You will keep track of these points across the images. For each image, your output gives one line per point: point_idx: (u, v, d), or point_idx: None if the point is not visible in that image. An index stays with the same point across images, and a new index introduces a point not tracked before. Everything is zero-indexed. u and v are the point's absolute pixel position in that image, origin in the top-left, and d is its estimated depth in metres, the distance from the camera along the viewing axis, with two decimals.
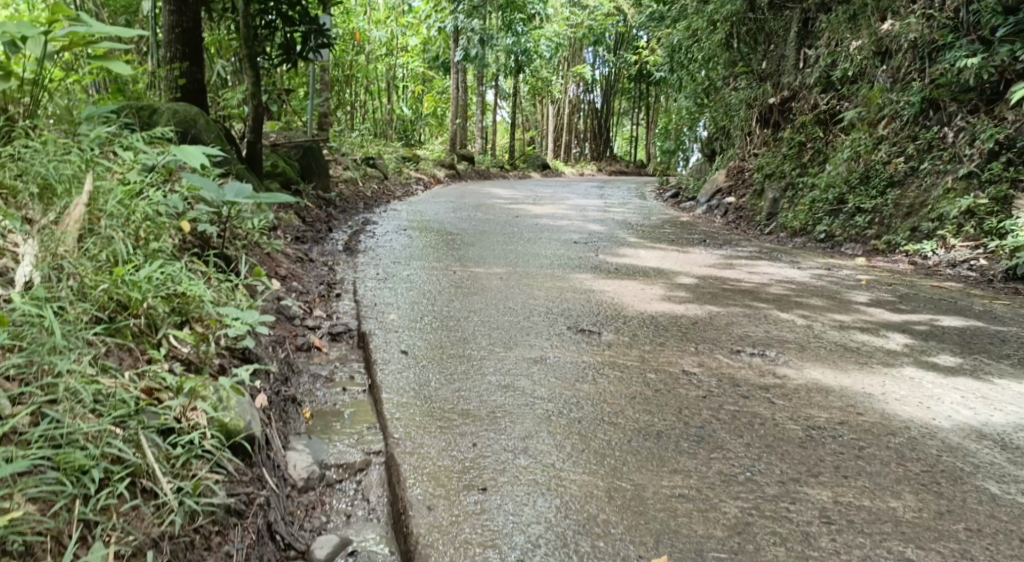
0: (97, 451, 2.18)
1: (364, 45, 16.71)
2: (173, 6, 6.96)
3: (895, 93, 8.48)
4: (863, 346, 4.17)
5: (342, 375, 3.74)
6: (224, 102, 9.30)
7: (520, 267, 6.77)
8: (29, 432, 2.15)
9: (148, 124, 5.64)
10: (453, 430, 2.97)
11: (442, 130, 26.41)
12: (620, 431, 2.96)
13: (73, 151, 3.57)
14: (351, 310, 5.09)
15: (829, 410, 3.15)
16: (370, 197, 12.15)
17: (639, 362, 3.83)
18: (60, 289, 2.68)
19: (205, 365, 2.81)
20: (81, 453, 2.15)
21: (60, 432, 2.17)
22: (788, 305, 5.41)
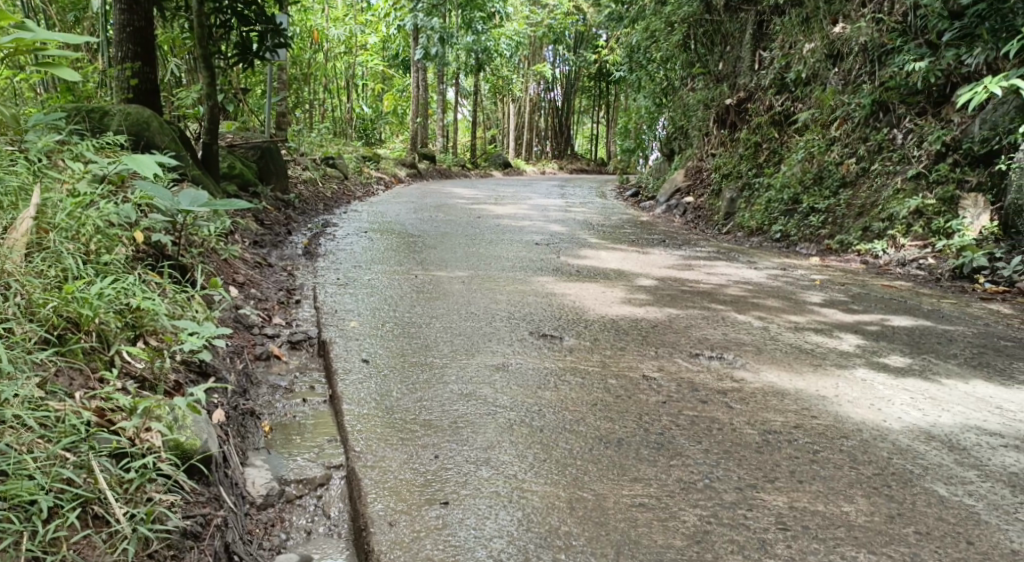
0: (45, 480, 2.14)
1: (322, 44, 16.56)
2: (124, 5, 6.82)
3: (847, 95, 8.64)
4: (817, 347, 4.25)
5: (302, 386, 3.71)
6: (179, 103, 9.15)
7: (482, 270, 6.77)
8: None
9: (99, 127, 5.54)
10: (414, 442, 2.97)
11: (402, 129, 26.28)
12: (581, 439, 2.98)
13: (19, 163, 3.52)
14: (310, 317, 5.04)
15: (785, 414, 3.21)
16: (329, 198, 12.05)
17: (600, 368, 3.86)
18: (7, 309, 2.63)
19: (160, 381, 2.77)
20: (28, 484, 2.11)
21: (6, 463, 2.13)
22: (745, 306, 5.49)
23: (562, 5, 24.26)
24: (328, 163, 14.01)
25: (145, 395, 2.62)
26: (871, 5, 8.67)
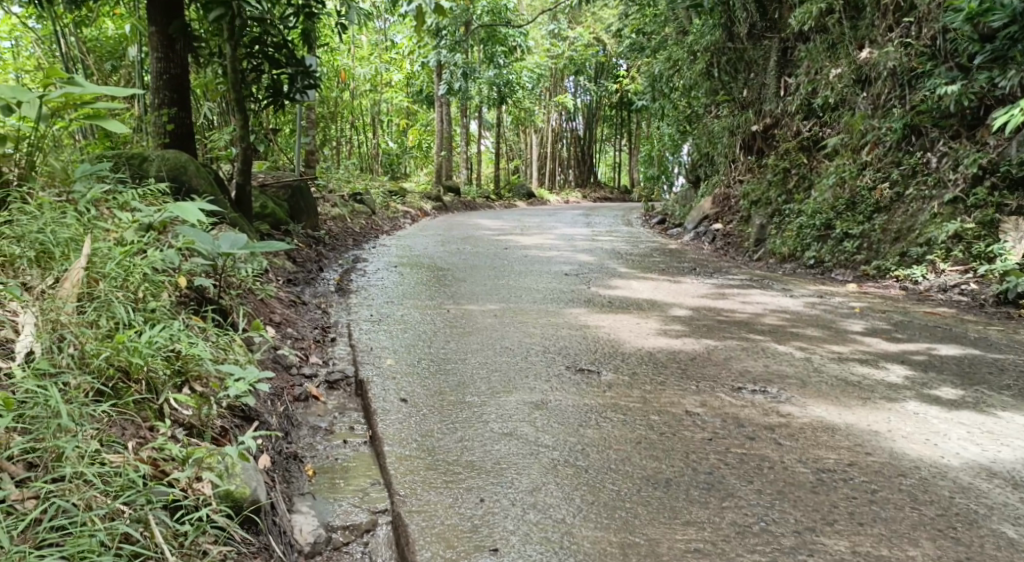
0: (104, 535, 2.11)
1: (348, 82, 16.79)
2: (160, 52, 6.97)
3: (877, 120, 8.57)
4: (864, 379, 4.16)
5: (342, 426, 3.69)
6: (212, 144, 9.31)
7: (513, 303, 6.74)
8: (38, 526, 2.09)
9: (137, 172, 5.65)
10: (458, 485, 2.93)
11: (427, 162, 26.49)
12: (628, 480, 2.93)
13: (69, 214, 3.60)
14: (346, 355, 5.04)
15: (837, 451, 3.13)
16: (358, 233, 12.13)
17: (641, 404, 3.79)
18: (62, 360, 2.65)
19: (206, 428, 2.79)
20: (89, 540, 2.08)
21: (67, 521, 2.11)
22: (784, 336, 5.41)
23: (582, 36, 24.36)
24: (356, 198, 14.14)
25: (195, 444, 2.63)
26: (898, 29, 8.55)
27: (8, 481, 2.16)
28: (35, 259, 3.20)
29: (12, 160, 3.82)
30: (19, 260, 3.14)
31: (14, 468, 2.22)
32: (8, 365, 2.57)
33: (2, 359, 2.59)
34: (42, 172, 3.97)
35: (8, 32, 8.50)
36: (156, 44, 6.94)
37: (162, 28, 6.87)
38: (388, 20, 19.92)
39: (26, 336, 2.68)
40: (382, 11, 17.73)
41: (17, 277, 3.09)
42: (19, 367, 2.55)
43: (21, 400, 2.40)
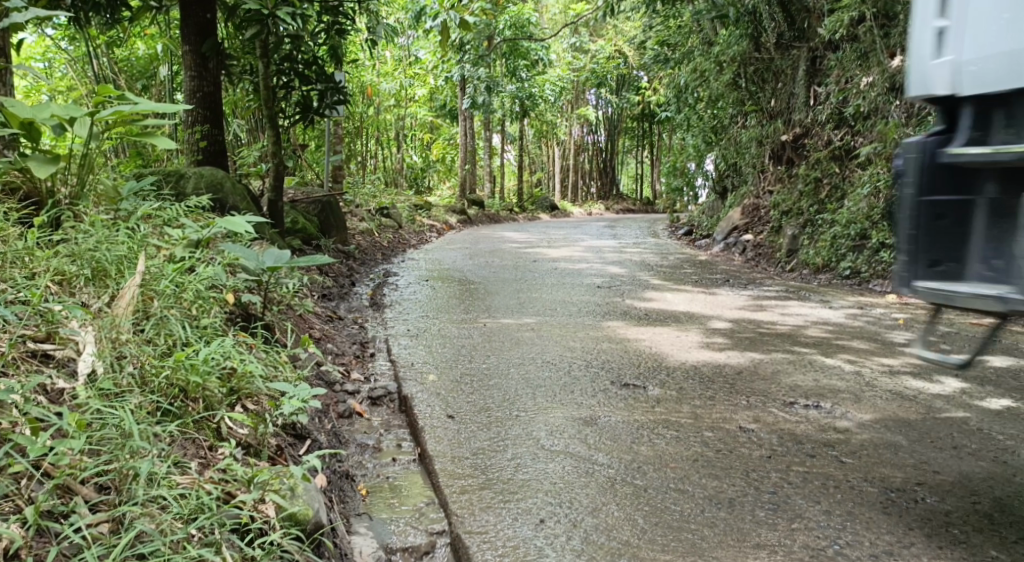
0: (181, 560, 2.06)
1: (373, 98, 16.86)
2: (194, 71, 7.03)
3: (911, 128, 8.42)
4: (919, 393, 4.05)
5: (390, 443, 3.64)
6: (243, 161, 9.38)
7: (549, 316, 6.68)
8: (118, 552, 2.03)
9: (175, 190, 5.69)
10: (516, 504, 2.88)
11: (450, 176, 26.55)
12: (690, 500, 2.86)
13: (121, 232, 3.63)
14: (387, 371, 4.99)
15: (903, 469, 3.05)
16: (387, 247, 12.14)
17: (693, 420, 3.70)
18: (124, 379, 2.66)
19: (263, 447, 2.79)
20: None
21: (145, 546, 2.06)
22: (829, 349, 5.29)
23: (603, 48, 24.32)
24: (382, 213, 14.18)
25: (256, 463, 2.62)
26: None
27: (83, 505, 2.14)
28: (91, 277, 3.23)
29: (62, 180, 3.86)
30: (76, 278, 3.16)
31: (86, 490, 2.20)
32: (71, 384, 2.58)
33: (66, 378, 2.60)
34: (91, 192, 4.04)
35: (44, 55, 8.61)
36: (191, 63, 7.00)
37: (197, 47, 6.93)
38: (411, 36, 20.01)
39: (88, 354, 2.70)
40: (406, 26, 17.82)
41: (76, 295, 3.11)
42: (84, 387, 2.56)
43: (90, 421, 2.41)
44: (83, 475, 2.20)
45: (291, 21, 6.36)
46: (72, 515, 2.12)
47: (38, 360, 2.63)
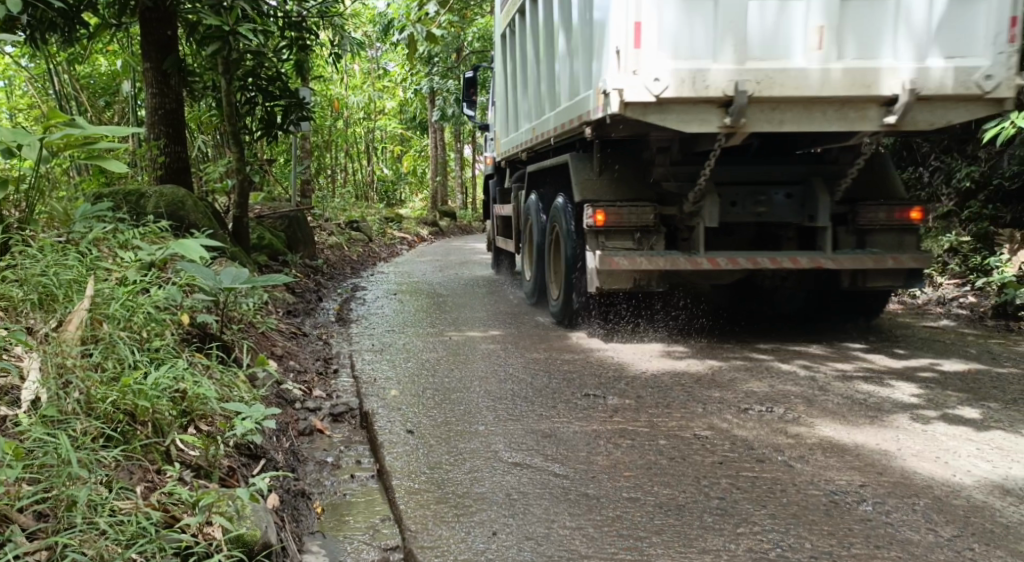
0: None
1: (341, 112, 16.84)
2: (156, 88, 7.00)
3: None
4: (870, 395, 4.06)
5: (348, 460, 3.64)
6: (208, 176, 9.31)
7: (513, 328, 6.70)
8: None
9: (135, 209, 5.67)
10: (469, 519, 2.91)
11: (423, 188, 26.49)
12: (640, 509, 2.90)
13: (72, 256, 3.63)
14: (350, 387, 4.98)
15: (848, 473, 3.12)
16: (356, 261, 12.09)
17: (650, 428, 3.74)
18: (68, 405, 2.66)
19: (214, 468, 2.80)
20: None
21: None
22: (784, 355, 5.00)
23: None
24: (352, 227, 14.14)
25: (203, 486, 2.63)
26: None
27: (19, 533, 2.12)
28: (38, 303, 3.23)
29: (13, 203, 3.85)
30: (22, 304, 3.17)
31: (23, 519, 2.18)
32: (13, 412, 2.58)
33: (8, 406, 2.60)
34: (42, 215, 4.03)
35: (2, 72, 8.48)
36: (152, 80, 6.97)
37: (158, 65, 6.89)
38: (381, 48, 19.89)
39: (31, 382, 2.69)
40: (374, 40, 17.75)
41: (22, 320, 3.11)
42: (26, 414, 2.57)
43: (30, 449, 2.40)
44: (21, 503, 2.18)
45: (251, 37, 6.32)
46: (7, 544, 2.09)
47: None
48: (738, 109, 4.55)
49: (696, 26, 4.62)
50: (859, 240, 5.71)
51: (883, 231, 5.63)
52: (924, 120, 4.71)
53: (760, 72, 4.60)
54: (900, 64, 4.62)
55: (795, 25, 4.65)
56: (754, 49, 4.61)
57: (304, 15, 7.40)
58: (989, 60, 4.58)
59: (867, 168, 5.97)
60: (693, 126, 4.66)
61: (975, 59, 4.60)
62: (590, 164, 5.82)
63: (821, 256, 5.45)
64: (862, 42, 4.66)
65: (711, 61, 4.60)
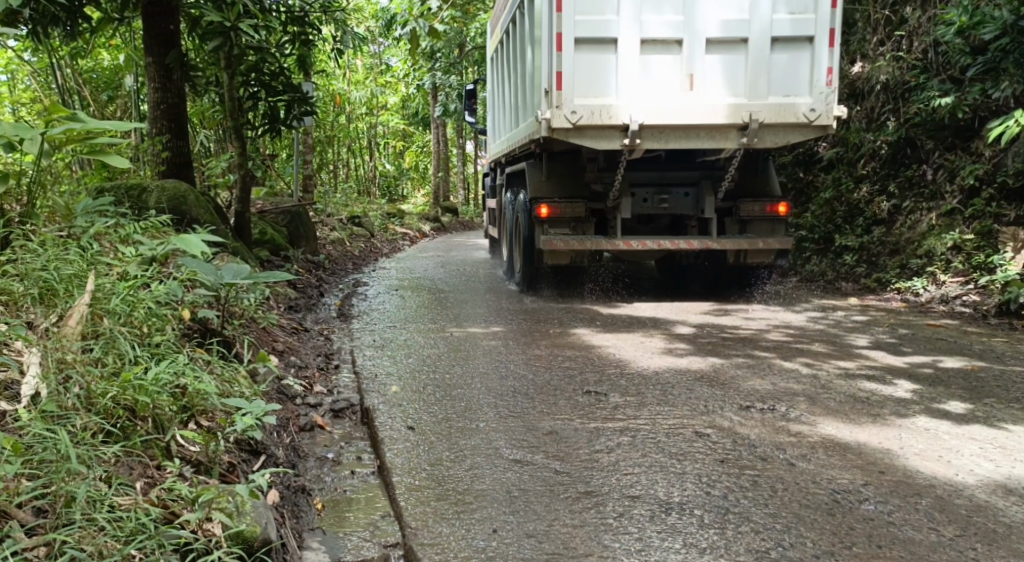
0: None
1: (343, 107, 16.82)
2: (158, 83, 6.99)
3: (871, 133, 8.25)
4: (872, 394, 4.04)
5: (349, 456, 3.63)
6: (210, 171, 9.30)
7: (514, 325, 6.69)
8: None
9: (137, 204, 5.66)
10: (470, 516, 2.90)
11: (425, 184, 26.46)
12: (642, 506, 2.90)
13: (72, 251, 3.62)
14: (350, 383, 4.97)
15: (851, 471, 3.11)
16: (358, 257, 12.08)
17: (652, 426, 3.72)
18: (68, 400, 2.65)
19: (214, 464, 2.79)
20: None
21: None
22: (787, 352, 4.99)
23: None
24: (354, 222, 14.14)
25: (203, 481, 2.62)
26: (891, 43, 8.37)
27: (18, 528, 2.12)
28: (39, 297, 3.22)
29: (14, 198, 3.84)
30: (23, 298, 3.16)
31: (23, 514, 2.18)
32: (14, 408, 2.57)
33: (8, 402, 2.59)
34: (43, 209, 4.02)
35: (5, 66, 8.47)
36: (155, 74, 6.95)
37: (160, 59, 6.88)
38: (383, 44, 19.86)
39: (31, 377, 2.68)
40: (377, 35, 17.71)
41: (22, 315, 3.10)
42: (26, 409, 2.56)
43: (29, 444, 2.39)
44: (19, 499, 2.17)
45: (253, 33, 6.29)
46: (6, 539, 2.09)
47: None
48: (634, 132, 6.30)
49: (603, 75, 6.37)
50: (741, 227, 7.35)
51: (760, 220, 7.24)
52: (770, 138, 6.49)
53: (650, 106, 6.36)
54: (747, 101, 6.39)
55: (675, 72, 6.39)
56: (644, 91, 6.38)
57: (306, 9, 7.37)
58: (812, 98, 6.41)
59: (754, 168, 7.47)
60: (602, 144, 6.41)
61: (804, 98, 6.43)
62: (539, 169, 7.52)
63: (710, 238, 7.09)
64: (726, 84, 6.42)
65: (614, 99, 6.35)
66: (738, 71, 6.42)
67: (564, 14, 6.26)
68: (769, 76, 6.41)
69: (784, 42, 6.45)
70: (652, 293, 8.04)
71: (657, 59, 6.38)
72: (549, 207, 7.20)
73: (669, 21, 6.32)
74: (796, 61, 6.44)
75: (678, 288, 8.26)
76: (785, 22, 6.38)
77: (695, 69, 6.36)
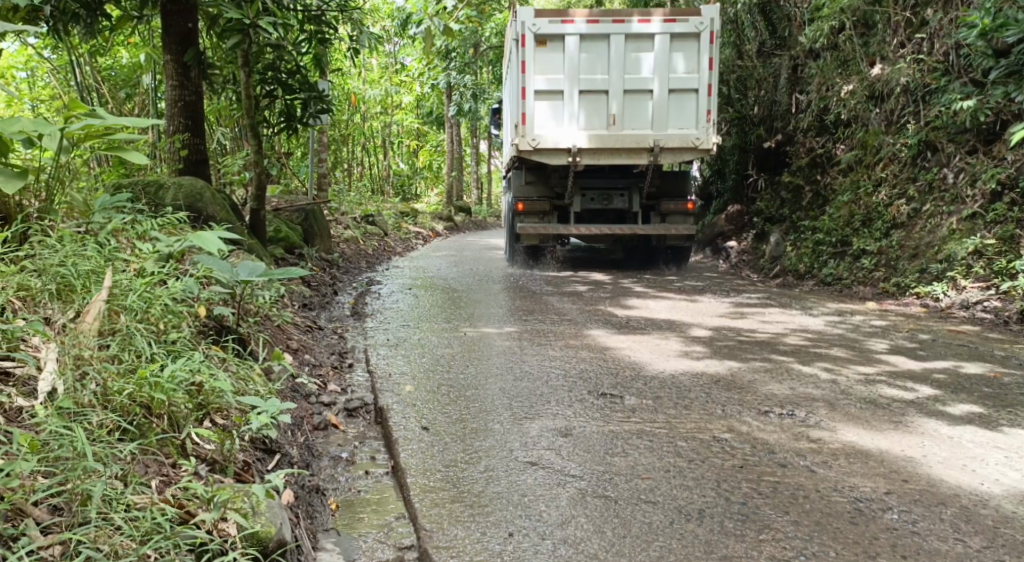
0: None
1: (358, 106, 16.81)
2: (175, 80, 7.00)
3: (890, 135, 8.17)
4: (893, 400, 3.98)
5: (363, 455, 3.61)
6: (225, 168, 9.31)
7: (528, 325, 6.65)
8: None
9: (154, 200, 5.67)
10: (485, 518, 2.88)
11: (439, 184, 26.43)
12: (660, 512, 2.86)
13: (90, 246, 3.63)
14: (365, 382, 4.95)
15: (873, 479, 3.06)
16: (371, 255, 12.07)
17: (669, 430, 3.68)
18: (84, 396, 2.65)
19: (230, 463, 2.79)
20: None
21: None
22: (805, 357, 4.92)
23: None
24: (368, 221, 14.12)
25: (219, 481, 2.61)
26: (910, 45, 8.19)
27: (34, 527, 2.12)
28: (57, 293, 3.22)
29: (33, 193, 3.84)
30: (41, 293, 3.15)
31: (38, 513, 2.17)
32: (31, 404, 2.57)
33: (25, 397, 2.59)
34: (61, 205, 4.03)
35: (25, 63, 8.51)
36: (172, 72, 6.96)
37: (178, 57, 6.88)
38: (397, 43, 19.88)
39: (48, 373, 2.68)
40: (392, 34, 17.69)
41: (40, 310, 3.10)
42: (43, 405, 2.56)
43: (45, 441, 2.38)
44: (35, 497, 2.18)
45: (272, 31, 6.27)
46: (22, 538, 2.10)
47: None
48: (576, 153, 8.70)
49: (554, 116, 8.80)
50: (663, 218, 9.70)
51: (674, 214, 9.60)
52: (670, 158, 8.88)
53: (585, 135, 8.77)
54: (654, 132, 8.75)
55: (602, 112, 8.77)
56: (582, 124, 8.78)
57: (323, 8, 7.35)
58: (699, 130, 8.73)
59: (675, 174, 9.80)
60: (555, 161, 8.92)
61: (693, 131, 8.76)
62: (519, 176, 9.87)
63: (638, 226, 9.39)
64: (639, 119, 8.77)
65: (561, 131, 8.79)
66: (646, 111, 8.75)
67: (527, 74, 8.64)
68: (666, 115, 8.74)
69: (678, 90, 8.75)
70: (605, 268, 10.40)
71: (590, 103, 8.75)
72: (523, 204, 9.62)
73: (598, 78, 8.72)
74: (689, 105, 8.74)
75: (627, 265, 10.58)
76: (677, 78, 8.70)
77: (616, 111, 8.74)
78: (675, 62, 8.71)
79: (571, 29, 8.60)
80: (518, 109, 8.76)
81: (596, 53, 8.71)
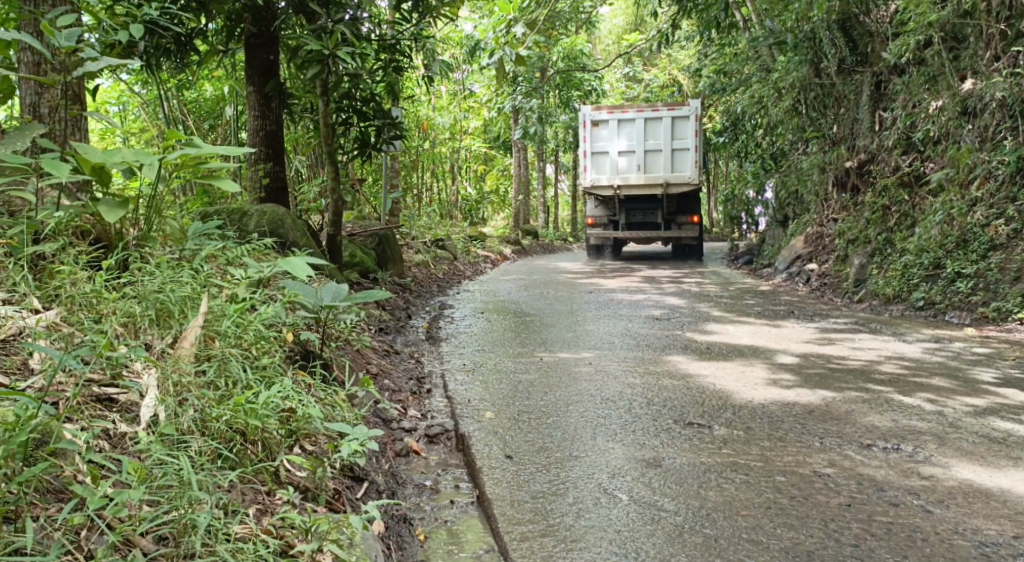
0: None
1: (429, 132, 16.99)
2: (258, 111, 7.17)
3: (985, 153, 7.80)
4: (1010, 435, 3.73)
5: (447, 483, 3.55)
6: (303, 196, 9.50)
7: (607, 350, 6.53)
8: None
9: (239, 227, 5.80)
10: (578, 555, 2.79)
11: (505, 207, 26.49)
12: (765, 552, 2.73)
13: (187, 273, 3.70)
14: (444, 408, 4.90)
15: (997, 522, 2.88)
16: (442, 279, 12.12)
17: (765, 463, 3.52)
18: (184, 424, 2.67)
19: (321, 491, 2.79)
20: None
21: None
22: (905, 387, 4.68)
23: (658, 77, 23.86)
24: (438, 245, 14.21)
25: (314, 510, 2.61)
26: (1004, 58, 7.82)
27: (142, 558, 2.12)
28: (156, 319, 3.28)
29: (132, 222, 3.94)
30: (141, 319, 3.22)
31: (145, 542, 2.19)
32: (133, 430, 2.60)
33: (128, 423, 2.62)
34: (158, 233, 4.12)
35: (118, 98, 8.86)
36: (255, 103, 7.15)
37: (261, 88, 7.06)
38: (465, 70, 20.03)
39: (149, 399, 2.72)
40: (461, 61, 17.84)
41: (141, 337, 3.17)
42: (146, 432, 2.59)
43: (151, 469, 2.40)
44: (143, 528, 2.18)
45: (351, 61, 6.31)
46: None
47: (102, 405, 2.68)
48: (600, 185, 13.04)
49: (603, 168, 13.12)
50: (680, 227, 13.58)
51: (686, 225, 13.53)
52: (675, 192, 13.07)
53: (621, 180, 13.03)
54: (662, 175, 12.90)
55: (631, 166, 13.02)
56: (619, 173, 13.06)
57: (398, 37, 7.41)
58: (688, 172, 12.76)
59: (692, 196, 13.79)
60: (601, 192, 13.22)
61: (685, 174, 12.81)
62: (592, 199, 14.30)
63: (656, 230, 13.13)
64: (654, 171, 12.96)
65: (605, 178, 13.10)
66: (659, 166, 12.93)
67: (585, 142, 13.01)
68: (672, 166, 12.89)
69: (680, 150, 12.81)
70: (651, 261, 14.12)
71: (624, 160, 13.05)
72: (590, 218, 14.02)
73: (630, 144, 12.96)
74: (685, 157, 12.79)
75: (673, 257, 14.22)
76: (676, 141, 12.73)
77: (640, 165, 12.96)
78: (676, 133, 12.78)
79: (613, 115, 12.90)
80: (581, 161, 13.09)
81: (629, 128, 12.92)
